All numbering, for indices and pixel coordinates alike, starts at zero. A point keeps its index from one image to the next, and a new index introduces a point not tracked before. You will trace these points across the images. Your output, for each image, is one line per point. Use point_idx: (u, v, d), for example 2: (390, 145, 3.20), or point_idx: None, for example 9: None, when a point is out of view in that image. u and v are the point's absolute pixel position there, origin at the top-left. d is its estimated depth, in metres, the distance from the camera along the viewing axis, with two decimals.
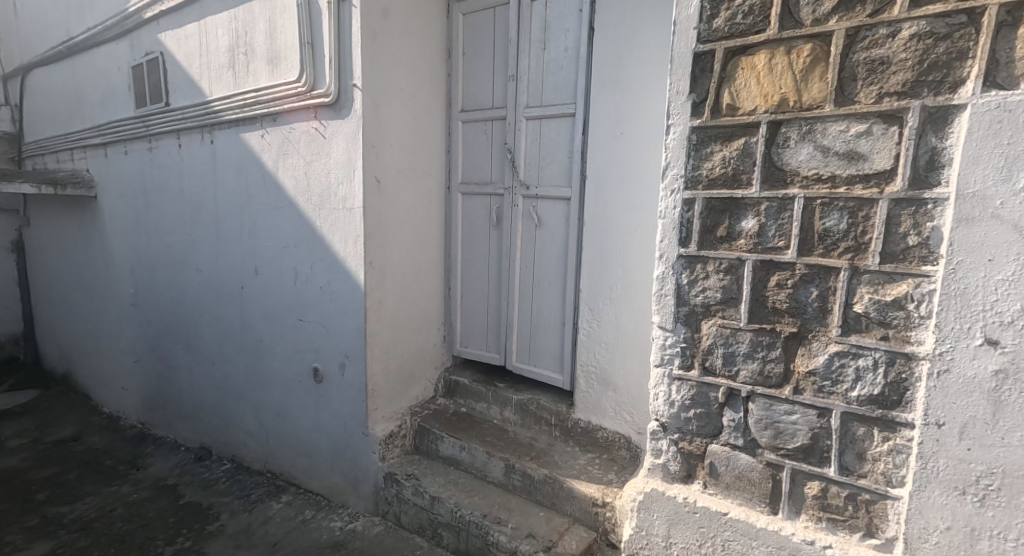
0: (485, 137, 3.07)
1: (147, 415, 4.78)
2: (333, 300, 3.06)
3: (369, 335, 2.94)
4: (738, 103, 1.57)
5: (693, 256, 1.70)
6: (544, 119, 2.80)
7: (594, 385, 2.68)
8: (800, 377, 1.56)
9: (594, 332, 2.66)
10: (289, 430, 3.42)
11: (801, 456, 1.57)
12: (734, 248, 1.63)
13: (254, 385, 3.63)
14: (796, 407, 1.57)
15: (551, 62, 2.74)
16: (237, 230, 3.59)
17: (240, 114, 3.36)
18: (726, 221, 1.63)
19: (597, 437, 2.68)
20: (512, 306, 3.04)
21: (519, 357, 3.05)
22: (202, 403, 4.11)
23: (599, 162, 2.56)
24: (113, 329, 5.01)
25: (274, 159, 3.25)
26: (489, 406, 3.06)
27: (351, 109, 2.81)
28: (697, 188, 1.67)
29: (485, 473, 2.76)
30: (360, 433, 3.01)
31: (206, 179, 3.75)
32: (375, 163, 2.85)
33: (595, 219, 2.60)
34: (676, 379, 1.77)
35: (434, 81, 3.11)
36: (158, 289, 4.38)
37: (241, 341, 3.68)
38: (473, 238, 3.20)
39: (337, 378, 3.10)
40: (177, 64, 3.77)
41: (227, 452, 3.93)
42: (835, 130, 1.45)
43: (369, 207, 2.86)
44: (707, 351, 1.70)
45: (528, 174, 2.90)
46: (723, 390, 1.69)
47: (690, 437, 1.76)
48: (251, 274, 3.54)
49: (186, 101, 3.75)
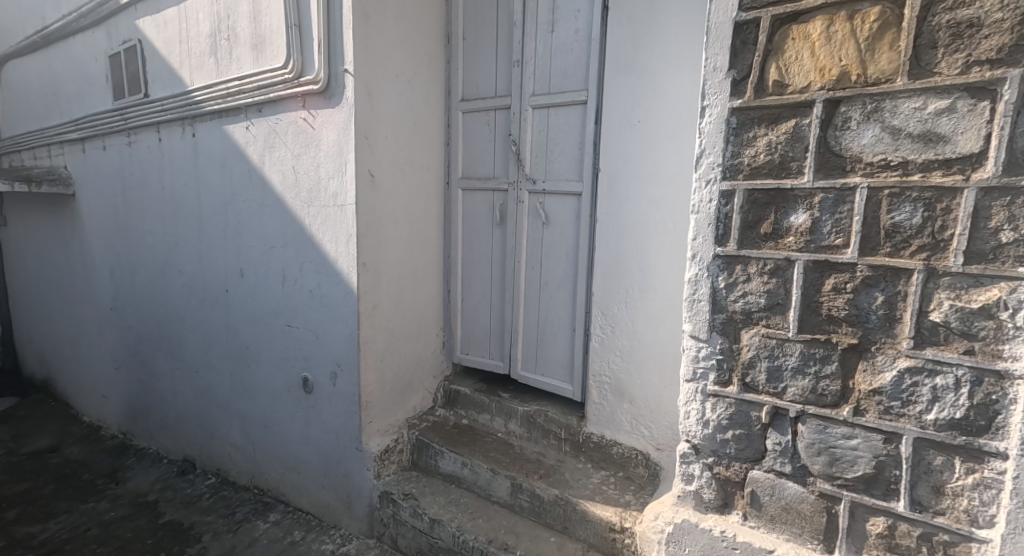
0: (488, 129, 2.85)
1: (128, 425, 4.54)
2: (324, 305, 2.84)
3: (362, 342, 2.71)
4: (788, 80, 1.37)
5: (732, 256, 1.49)
6: (551, 107, 2.59)
7: (608, 397, 2.46)
8: (860, 397, 1.36)
9: (608, 338, 2.44)
10: (277, 444, 3.19)
11: (863, 487, 1.37)
12: (781, 246, 1.43)
13: (240, 395, 3.40)
14: (857, 430, 1.36)
15: (560, 45, 2.53)
16: (221, 229, 3.36)
17: (223, 105, 3.12)
18: (771, 216, 1.43)
19: (610, 453, 2.47)
20: (517, 311, 2.82)
21: (524, 366, 2.84)
22: (184, 413, 3.88)
23: (613, 153, 2.35)
24: (93, 335, 4.77)
25: (259, 153, 3.02)
26: (493, 418, 2.84)
27: (342, 98, 2.58)
28: (737, 178, 1.46)
29: (489, 492, 2.54)
30: (354, 448, 2.79)
31: (188, 175, 3.51)
32: (368, 156, 2.62)
33: (608, 217, 2.39)
34: (711, 395, 1.56)
35: (432, 68, 2.89)
36: (139, 293, 4.15)
37: (226, 347, 3.45)
38: (474, 237, 2.98)
39: (328, 388, 2.87)
40: (156, 53, 3.53)
41: (212, 465, 3.69)
42: (908, 108, 1.25)
43: (362, 204, 2.63)
44: (748, 365, 1.50)
45: (534, 167, 2.68)
46: (767, 410, 1.48)
47: (727, 461, 1.55)
48: (236, 276, 3.30)
49: (166, 91, 3.51)
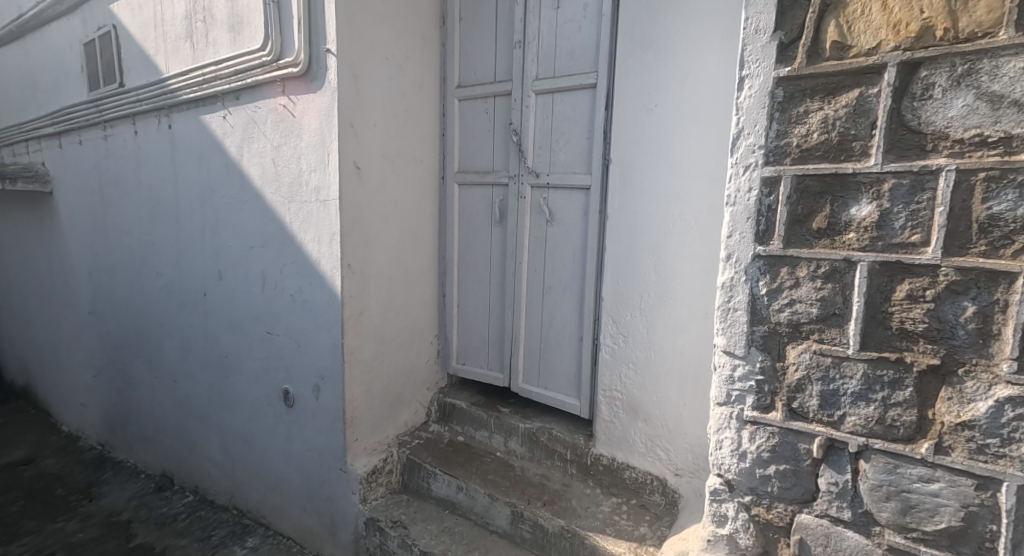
0: (486, 118, 2.60)
1: (107, 436, 4.29)
2: (306, 310, 2.58)
3: (348, 351, 2.45)
4: (851, 40, 1.14)
5: (776, 256, 1.27)
6: (557, 92, 2.33)
7: (620, 415, 2.21)
8: (943, 431, 1.12)
9: (619, 349, 2.19)
10: (257, 462, 2.93)
11: (947, 543, 1.14)
12: (838, 244, 1.20)
13: (219, 407, 3.14)
14: (938, 472, 1.13)
15: (566, 23, 2.28)
16: (199, 229, 3.10)
17: (199, 93, 2.88)
18: (826, 208, 1.21)
19: (623, 478, 2.21)
20: (518, 318, 2.57)
21: (527, 378, 2.58)
22: (163, 424, 3.62)
23: (627, 140, 2.09)
24: (72, 341, 4.52)
25: (237, 145, 2.77)
26: (492, 435, 2.58)
27: (324, 81, 2.33)
28: (784, 162, 1.23)
29: (487, 520, 2.28)
30: (338, 469, 2.53)
31: (165, 170, 3.26)
32: (353, 146, 2.37)
33: (621, 213, 2.13)
34: (749, 422, 1.33)
35: (427, 51, 2.64)
36: (118, 296, 3.90)
37: (205, 355, 3.19)
38: (471, 236, 2.72)
39: (311, 402, 2.61)
40: (131, 39, 3.29)
41: (190, 482, 3.43)
42: (1011, 68, 1.03)
43: (346, 199, 2.38)
44: (796, 388, 1.27)
45: (537, 159, 2.42)
46: (820, 442, 1.24)
47: (768, 502, 1.32)
48: (214, 278, 3.05)
49: (142, 80, 3.26)
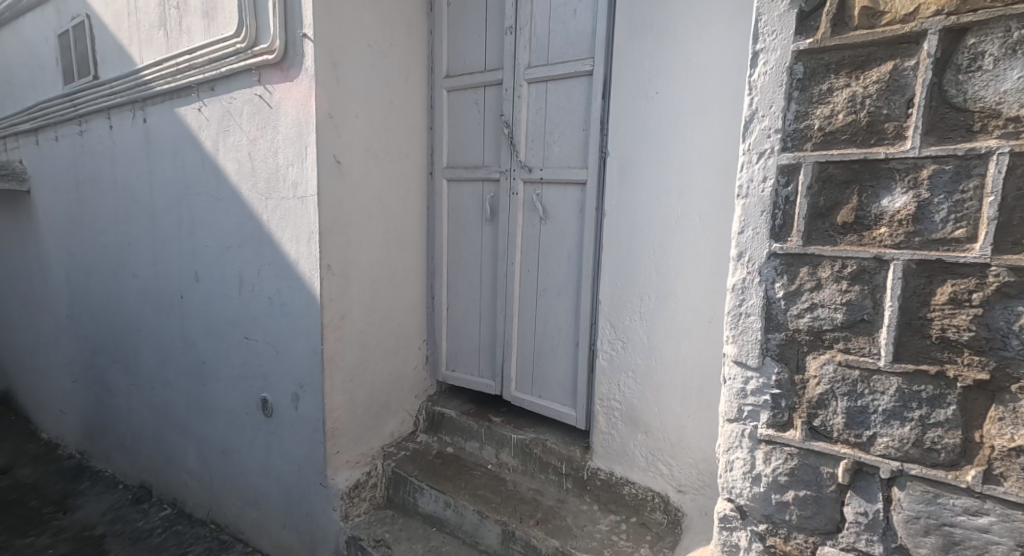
0: (476, 110, 2.45)
1: (85, 444, 4.12)
2: (285, 313, 2.43)
3: (328, 358, 2.30)
4: (884, 6, 1.01)
5: (795, 255, 1.12)
6: (551, 81, 2.18)
7: (619, 426, 2.06)
8: (993, 456, 0.99)
9: (618, 355, 2.04)
10: (235, 474, 2.77)
11: None
12: (867, 241, 1.06)
13: (197, 416, 2.98)
14: (987, 504, 1.00)
15: (560, 6, 2.13)
16: (175, 228, 2.95)
17: (173, 84, 2.72)
18: (853, 200, 1.07)
19: (622, 495, 2.06)
20: (511, 322, 2.42)
21: (520, 386, 2.43)
22: (141, 433, 3.46)
23: (626, 130, 1.94)
24: (50, 345, 4.36)
25: (213, 138, 2.61)
26: (483, 447, 2.43)
27: (300, 68, 2.18)
28: (805, 148, 1.09)
29: (477, 540, 2.13)
30: (318, 484, 2.38)
31: (140, 166, 3.10)
32: (333, 138, 2.22)
33: (619, 209, 1.98)
34: (763, 442, 1.19)
35: (413, 38, 2.49)
36: (95, 299, 3.74)
37: (182, 361, 3.03)
38: (461, 235, 2.57)
39: (290, 411, 2.46)
40: (104, 29, 3.13)
41: (168, 494, 3.27)
42: None
43: (326, 195, 2.22)
44: (818, 404, 1.13)
45: (531, 152, 2.27)
46: (847, 465, 1.10)
47: (786, 532, 1.18)
48: (191, 279, 2.89)
49: (116, 71, 3.11)
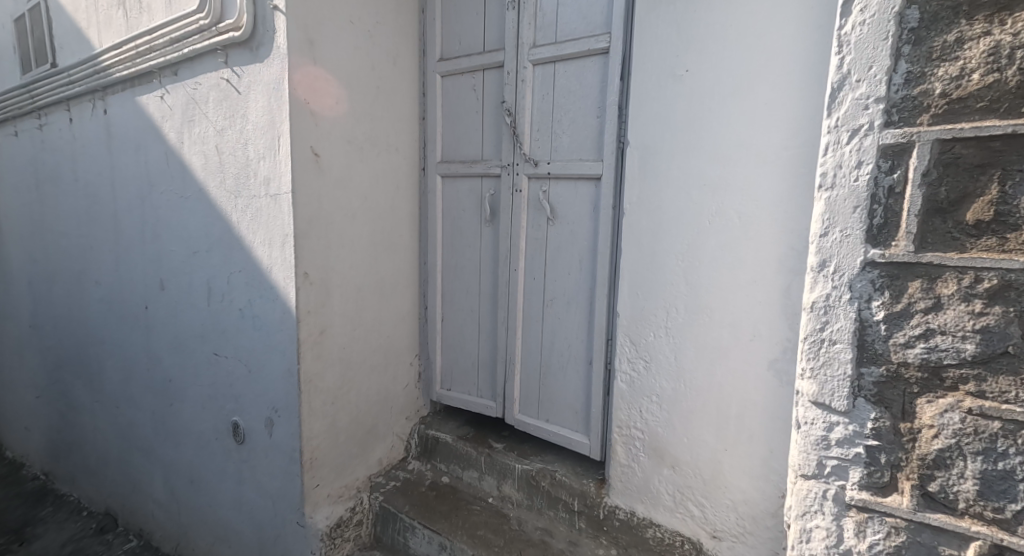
0: (474, 97, 2.16)
1: (49, 466, 3.80)
2: (257, 328, 2.13)
3: (306, 378, 2.01)
4: None
5: (903, 265, 0.92)
6: (560, 61, 1.90)
7: (640, 458, 1.78)
8: None
9: (640, 377, 1.75)
10: (205, 507, 2.48)
11: None
12: (1012, 243, 0.86)
13: (163, 440, 2.68)
14: None
15: None
16: (138, 231, 2.65)
17: (133, 69, 2.43)
18: (991, 195, 0.87)
19: (645, 539, 1.78)
20: (513, 337, 2.13)
21: (524, 409, 2.14)
22: (105, 457, 3.15)
23: (651, 115, 1.66)
24: (12, 358, 4.03)
25: (177, 130, 2.32)
26: (482, 477, 2.14)
27: (271, 47, 1.89)
28: (921, 121, 0.89)
29: None
30: (294, 522, 2.08)
31: (101, 163, 2.80)
32: (309, 127, 1.92)
33: (642, 207, 1.70)
34: (855, 508, 0.98)
35: (402, 16, 2.20)
36: (57, 309, 3.43)
37: (148, 379, 2.73)
38: (457, 238, 2.29)
39: (263, 439, 2.17)
40: (62, 11, 2.84)
41: (135, 524, 2.97)
42: None
43: (301, 193, 1.93)
44: (937, 464, 0.92)
45: (537, 143, 1.99)
46: (980, 546, 0.89)
47: None
48: (156, 289, 2.60)
49: (73, 58, 2.81)
